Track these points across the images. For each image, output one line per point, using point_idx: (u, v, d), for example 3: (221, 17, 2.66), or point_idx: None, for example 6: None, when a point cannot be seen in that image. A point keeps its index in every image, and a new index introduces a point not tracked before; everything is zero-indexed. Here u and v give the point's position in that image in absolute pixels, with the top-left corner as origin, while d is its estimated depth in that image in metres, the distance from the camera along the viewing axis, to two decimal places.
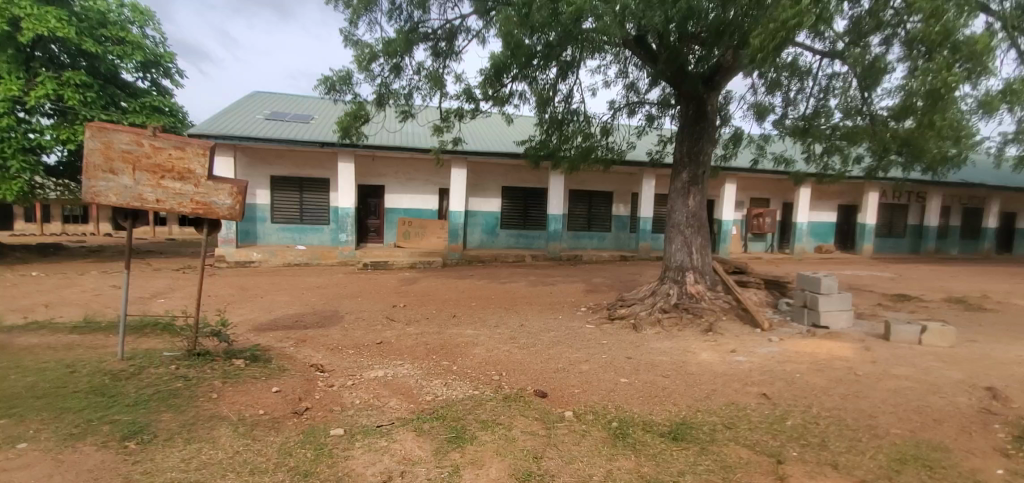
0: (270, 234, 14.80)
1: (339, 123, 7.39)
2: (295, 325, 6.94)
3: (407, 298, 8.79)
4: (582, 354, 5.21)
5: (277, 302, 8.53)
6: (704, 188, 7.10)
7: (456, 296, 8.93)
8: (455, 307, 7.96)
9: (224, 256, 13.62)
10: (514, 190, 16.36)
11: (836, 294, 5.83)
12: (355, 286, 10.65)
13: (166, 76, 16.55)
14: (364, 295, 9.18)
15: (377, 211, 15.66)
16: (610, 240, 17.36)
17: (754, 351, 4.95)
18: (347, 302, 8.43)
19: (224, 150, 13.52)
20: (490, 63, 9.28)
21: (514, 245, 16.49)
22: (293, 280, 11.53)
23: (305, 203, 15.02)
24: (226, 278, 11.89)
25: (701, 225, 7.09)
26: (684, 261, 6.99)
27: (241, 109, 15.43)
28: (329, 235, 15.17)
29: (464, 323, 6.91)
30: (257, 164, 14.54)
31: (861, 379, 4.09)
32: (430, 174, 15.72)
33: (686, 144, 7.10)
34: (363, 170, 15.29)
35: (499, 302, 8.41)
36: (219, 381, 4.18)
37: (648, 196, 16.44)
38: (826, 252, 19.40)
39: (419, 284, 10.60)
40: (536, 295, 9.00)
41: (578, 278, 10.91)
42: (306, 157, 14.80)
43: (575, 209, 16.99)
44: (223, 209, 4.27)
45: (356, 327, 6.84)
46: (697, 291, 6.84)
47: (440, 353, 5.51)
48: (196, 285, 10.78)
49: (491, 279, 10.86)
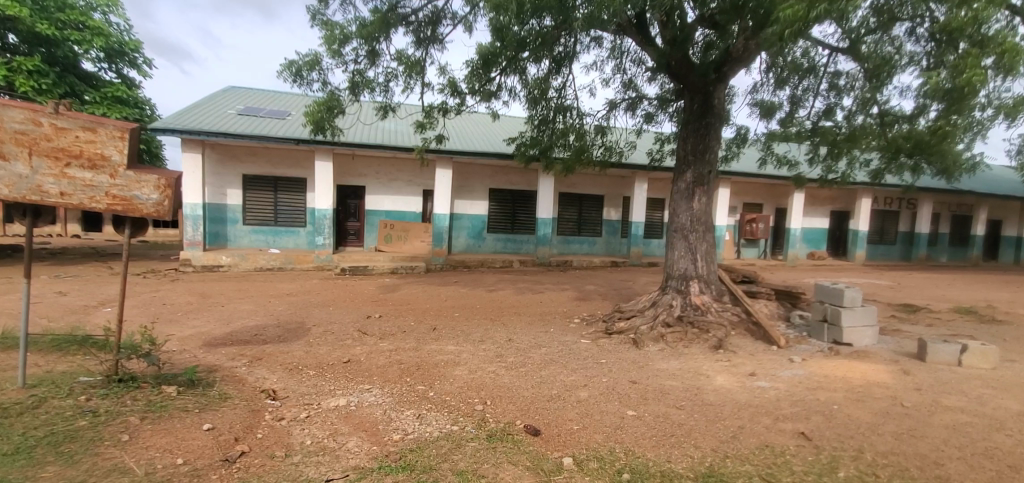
0: (242, 236, 13.89)
1: (310, 117, 6.32)
2: (255, 339, 6.18)
3: (384, 307, 8.05)
4: (578, 377, 4.52)
5: (238, 312, 7.71)
6: (710, 189, 6.49)
7: (438, 305, 8.21)
8: (436, 318, 7.23)
9: (190, 259, 12.70)
10: (501, 192, 15.68)
11: (859, 308, 5.22)
12: (330, 293, 9.87)
13: (131, 67, 15.69)
14: (337, 304, 8.42)
15: (357, 213, 14.86)
16: (600, 245, 16.75)
17: (777, 374, 4.32)
18: (318, 312, 7.66)
19: (191, 146, 12.62)
20: (477, 53, 8.59)
21: (501, 250, 15.78)
22: (262, 287, 10.71)
23: (280, 204, 14.16)
24: (190, 285, 11.02)
25: (706, 229, 6.47)
26: (688, 269, 6.38)
27: (213, 104, 14.53)
28: (306, 238, 14.31)
29: (444, 337, 6.18)
30: (229, 162, 13.65)
31: (910, 412, 3.46)
32: (414, 175, 14.97)
33: (691, 141, 6.48)
34: (343, 169, 14.48)
35: (485, 312, 7.70)
36: (137, 417, 3.60)
37: (640, 200, 15.86)
38: (820, 258, 18.82)
39: (399, 291, 9.86)
40: (525, 304, 8.32)
41: (569, 286, 10.23)
42: (281, 155, 13.96)
43: (564, 213, 16.35)
44: (147, 205, 3.66)
45: (323, 341, 6.09)
46: (703, 302, 6.21)
47: (415, 375, 4.79)
48: (154, 292, 9.91)
49: (477, 286, 10.16)
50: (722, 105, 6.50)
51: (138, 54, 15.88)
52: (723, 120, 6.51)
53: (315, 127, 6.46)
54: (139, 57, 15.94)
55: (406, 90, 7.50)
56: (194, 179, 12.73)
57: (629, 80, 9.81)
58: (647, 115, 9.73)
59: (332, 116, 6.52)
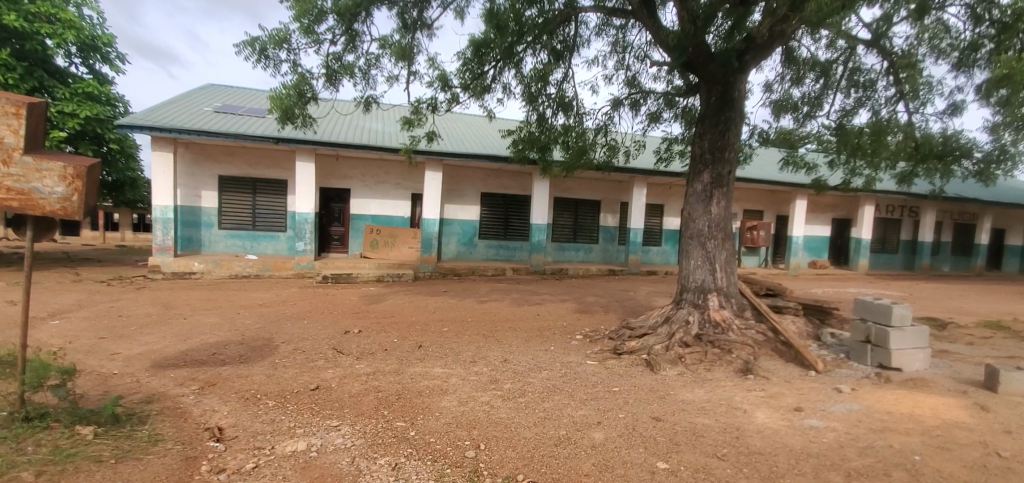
0: (217, 241, 13.03)
1: (275, 103, 5.56)
2: (213, 359, 5.36)
3: (366, 320, 7.28)
4: (589, 410, 3.79)
5: (199, 327, 6.87)
6: (730, 191, 5.79)
7: (426, 318, 7.44)
8: (422, 334, 6.46)
9: (159, 266, 11.83)
10: (494, 197, 14.95)
11: (909, 328, 4.56)
12: (309, 303, 9.07)
13: (105, 63, 14.80)
14: (313, 316, 7.62)
15: (341, 217, 14.04)
16: (597, 252, 16.07)
17: (828, 408, 3.64)
18: (291, 326, 6.86)
19: (162, 144, 11.78)
20: (470, 43, 7.91)
21: (493, 257, 15.03)
22: (237, 296, 9.89)
23: (259, 207, 13.32)
24: (158, 294, 10.16)
25: (726, 236, 5.78)
26: (706, 281, 5.68)
27: (189, 101, 13.70)
28: (286, 244, 13.48)
29: (431, 357, 5.41)
30: (204, 162, 12.80)
31: (1014, 467, 2.79)
32: (402, 177, 14.19)
33: (709, 138, 5.79)
34: (326, 170, 13.68)
35: (477, 326, 6.95)
36: (29, 473, 2.78)
37: (640, 206, 15.21)
38: (822, 267, 18.30)
39: (383, 302, 9.07)
40: (521, 318, 7.57)
41: (567, 297, 9.49)
42: (261, 155, 13.14)
43: (560, 219, 15.67)
44: (50, 200, 2.94)
45: (293, 361, 5.29)
46: (723, 318, 5.52)
47: (395, 406, 4.03)
48: (115, 302, 9.05)
49: (469, 296, 9.40)
50: (743, 98, 5.82)
51: (113, 49, 14.90)
52: (744, 114, 5.83)
53: (282, 116, 5.71)
54: (114, 51, 14.96)
55: (392, 79, 6.78)
56: (165, 180, 11.87)
57: (632, 78, 9.21)
58: (652, 114, 9.15)
59: (302, 102, 5.83)
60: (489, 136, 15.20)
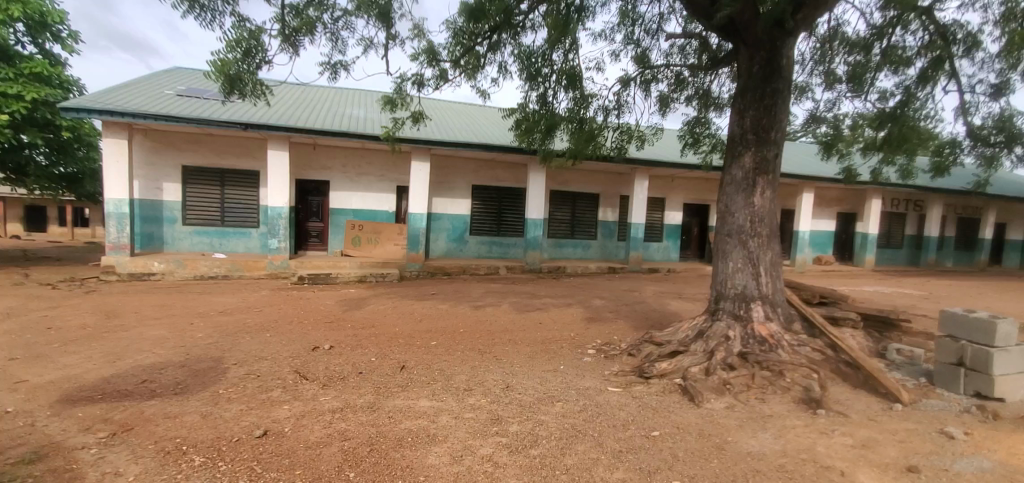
0: (181, 239, 11.84)
1: (218, 65, 4.77)
2: (139, 390, 4.26)
3: (340, 332, 6.20)
4: (631, 473, 2.80)
5: (138, 343, 5.72)
6: (775, 178, 4.82)
7: (411, 328, 6.40)
8: (406, 350, 5.43)
9: (114, 266, 10.62)
10: (486, 190, 13.89)
11: (1014, 349, 3.74)
12: (278, 309, 7.97)
13: (56, 42, 13.39)
14: (279, 327, 6.53)
15: (320, 212, 12.91)
16: (595, 248, 15.12)
17: (952, 470, 2.77)
18: (250, 341, 5.76)
19: (115, 130, 10.54)
20: (461, 10, 6.88)
21: (485, 254, 14.00)
22: (197, 301, 8.76)
23: (228, 201, 12.11)
24: (108, 299, 8.99)
25: (771, 233, 4.81)
26: (748, 287, 4.71)
27: (148, 84, 12.41)
28: (258, 241, 12.30)
29: (416, 384, 4.39)
30: (166, 151, 11.59)
31: None
32: (387, 168, 13.07)
33: (752, 115, 4.81)
34: (302, 160, 12.52)
35: (471, 339, 5.93)
36: None
37: (641, 199, 14.27)
38: (827, 263, 17.56)
39: (363, 307, 8.01)
40: (521, 327, 6.55)
41: (571, 300, 8.49)
42: (229, 144, 11.94)
43: (556, 213, 14.67)
44: None
45: (243, 390, 4.23)
46: (770, 332, 4.57)
47: (368, 463, 3.02)
48: (53, 309, 7.88)
49: (460, 300, 8.36)
50: (791, 67, 4.87)
51: (64, 27, 13.49)
52: (791, 87, 4.88)
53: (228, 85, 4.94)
54: (66, 29, 13.53)
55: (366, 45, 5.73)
56: (119, 170, 10.65)
57: (642, 55, 8.24)
58: (664, 98, 8.20)
59: (249, 66, 5.05)
60: (481, 124, 14.13)
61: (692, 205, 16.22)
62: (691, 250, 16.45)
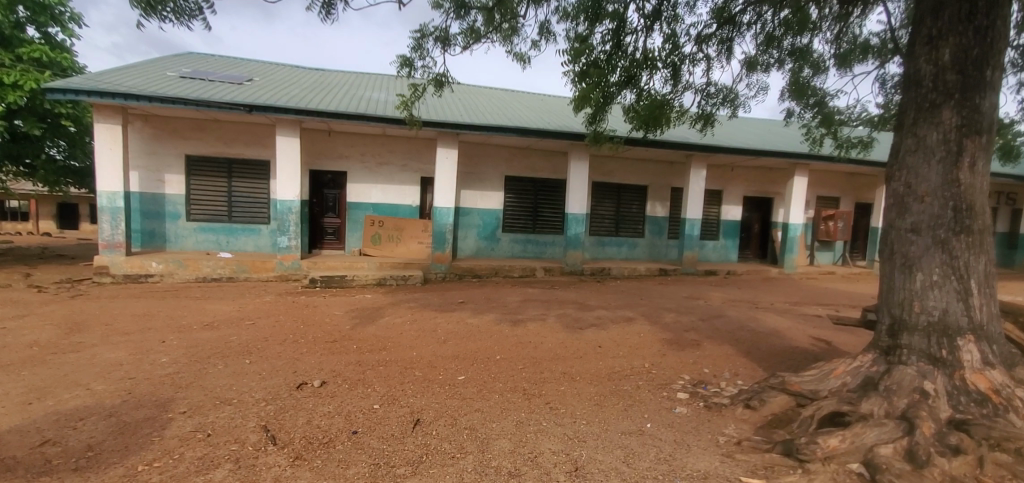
0: (184, 236, 10.70)
1: None
2: (28, 462, 2.91)
3: (341, 359, 4.76)
4: None
5: (77, 375, 4.42)
6: (990, 144, 3.09)
7: (433, 354, 4.93)
8: (421, 391, 3.94)
9: (109, 267, 9.52)
10: (521, 181, 12.33)
11: None
12: (274, 320, 6.60)
13: (56, 24, 12.49)
14: (267, 349, 5.13)
15: (336, 207, 11.58)
16: (643, 248, 13.37)
17: None
18: (218, 372, 4.36)
19: (108, 114, 9.46)
20: None
21: (519, 254, 12.44)
22: (186, 308, 7.50)
23: (236, 193, 10.90)
24: (91, 305, 7.84)
25: (985, 227, 3.07)
26: (953, 312, 3.01)
27: (152, 66, 11.28)
28: (269, 239, 11.06)
29: (435, 461, 2.86)
30: (167, 138, 10.45)
31: None
32: (410, 157, 11.65)
33: (954, 44, 3.09)
34: (316, 148, 11.21)
35: (512, 372, 4.41)
36: None
37: (698, 191, 12.43)
38: None
39: (378, 319, 6.57)
40: (575, 353, 4.98)
41: (631, 312, 6.85)
42: (237, 130, 10.72)
43: (599, 208, 13.01)
44: None
45: (172, 467, 2.80)
46: (995, 386, 2.88)
47: None
48: (16, 319, 6.73)
49: (494, 311, 6.84)
50: None
51: (65, 8, 12.57)
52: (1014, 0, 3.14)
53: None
54: (67, 12, 12.63)
55: None
56: (113, 159, 9.54)
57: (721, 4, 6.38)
58: (746, 61, 6.24)
59: None
60: (514, 108, 12.56)
61: (752, 198, 14.26)
62: (751, 250, 14.51)
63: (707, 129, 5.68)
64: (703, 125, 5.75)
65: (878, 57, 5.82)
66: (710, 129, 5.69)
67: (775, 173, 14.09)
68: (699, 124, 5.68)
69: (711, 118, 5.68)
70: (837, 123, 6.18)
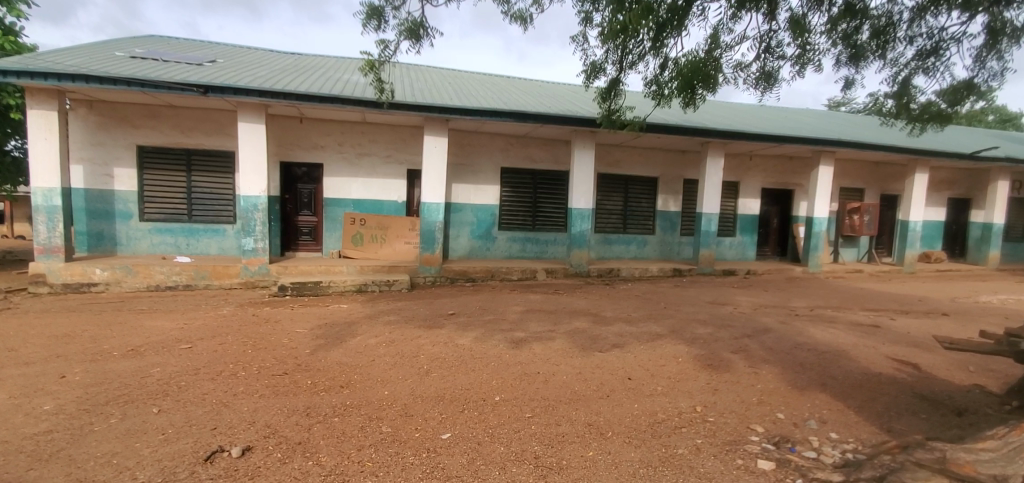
0: (138, 239, 9.40)
1: None
2: None
3: (285, 404, 3.53)
4: None
5: None
6: None
7: (412, 393, 3.71)
8: (386, 461, 2.73)
9: (45, 276, 8.21)
10: (519, 173, 11.10)
11: None
12: (219, 341, 5.33)
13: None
14: (190, 389, 3.86)
15: (312, 203, 10.30)
16: (653, 246, 12.16)
17: None
18: (104, 432, 3.10)
19: (42, 98, 8.14)
20: None
21: (518, 254, 11.22)
22: (122, 324, 6.23)
23: (197, 190, 9.61)
24: (10, 322, 6.55)
25: None
26: None
27: (100, 47, 9.95)
28: (235, 241, 9.79)
29: None
30: (116, 127, 9.15)
31: None
32: (395, 147, 10.41)
33: None
34: (287, 137, 9.94)
35: (515, 424, 3.19)
36: None
37: (715, 183, 11.22)
38: (938, 260, 14.20)
39: (347, 340, 5.31)
40: (599, 388, 3.77)
41: (658, 327, 5.63)
42: (196, 118, 9.44)
43: (606, 202, 11.81)
44: None
45: None
46: None
47: None
48: None
49: (491, 327, 5.60)
50: None
51: None
52: None
53: None
54: None
55: None
56: (49, 150, 8.21)
57: None
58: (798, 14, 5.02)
59: None
60: (509, 92, 11.31)
61: (771, 190, 13.08)
62: (769, 247, 13.32)
63: (768, 92, 4.45)
64: (762, 86, 4.54)
65: (966, 8, 4.53)
66: (772, 91, 4.44)
67: (795, 163, 12.92)
68: (759, 86, 4.44)
69: (773, 76, 4.45)
70: (911, 93, 4.99)
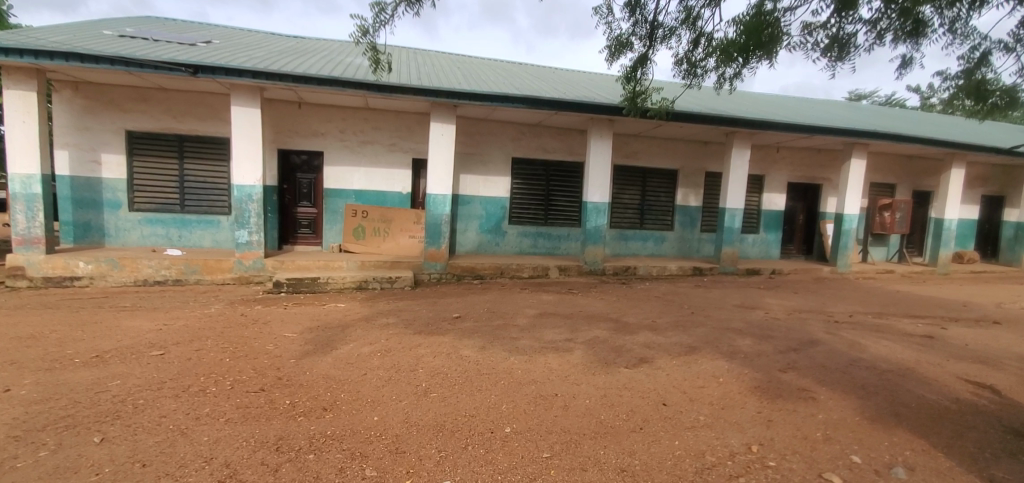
0: (128, 230, 8.90)
1: None
2: None
3: (252, 433, 2.94)
4: None
5: None
6: None
7: (406, 421, 3.11)
8: None
9: (25, 269, 7.72)
10: (531, 164, 10.45)
11: None
12: (196, 347, 4.76)
13: None
14: (148, 411, 3.29)
15: (312, 194, 9.73)
16: (672, 243, 11.48)
17: None
18: (28, 472, 2.53)
19: (20, 78, 7.61)
20: None
21: (528, 250, 10.59)
22: (98, 324, 5.71)
23: (189, 179, 9.08)
24: None
25: None
26: None
27: (89, 26, 9.39)
28: (230, 233, 9.26)
29: None
30: (103, 110, 8.62)
31: None
32: (399, 135, 9.80)
33: None
34: (285, 124, 9.36)
35: (529, 468, 2.58)
36: None
37: (741, 176, 10.49)
38: (972, 261, 13.37)
39: (338, 347, 4.72)
40: (631, 418, 3.14)
41: (687, 337, 4.98)
42: (189, 102, 8.89)
43: (623, 196, 11.14)
44: None
45: None
46: None
47: None
48: None
49: (499, 335, 4.98)
50: None
51: None
52: None
53: None
54: None
55: None
56: (28, 134, 7.69)
57: None
58: None
59: None
60: (520, 77, 10.64)
61: (798, 185, 12.32)
62: (795, 245, 12.58)
63: (843, 62, 3.75)
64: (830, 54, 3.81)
65: None
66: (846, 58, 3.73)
67: (824, 156, 12.14)
68: (831, 55, 3.74)
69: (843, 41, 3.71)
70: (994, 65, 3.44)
